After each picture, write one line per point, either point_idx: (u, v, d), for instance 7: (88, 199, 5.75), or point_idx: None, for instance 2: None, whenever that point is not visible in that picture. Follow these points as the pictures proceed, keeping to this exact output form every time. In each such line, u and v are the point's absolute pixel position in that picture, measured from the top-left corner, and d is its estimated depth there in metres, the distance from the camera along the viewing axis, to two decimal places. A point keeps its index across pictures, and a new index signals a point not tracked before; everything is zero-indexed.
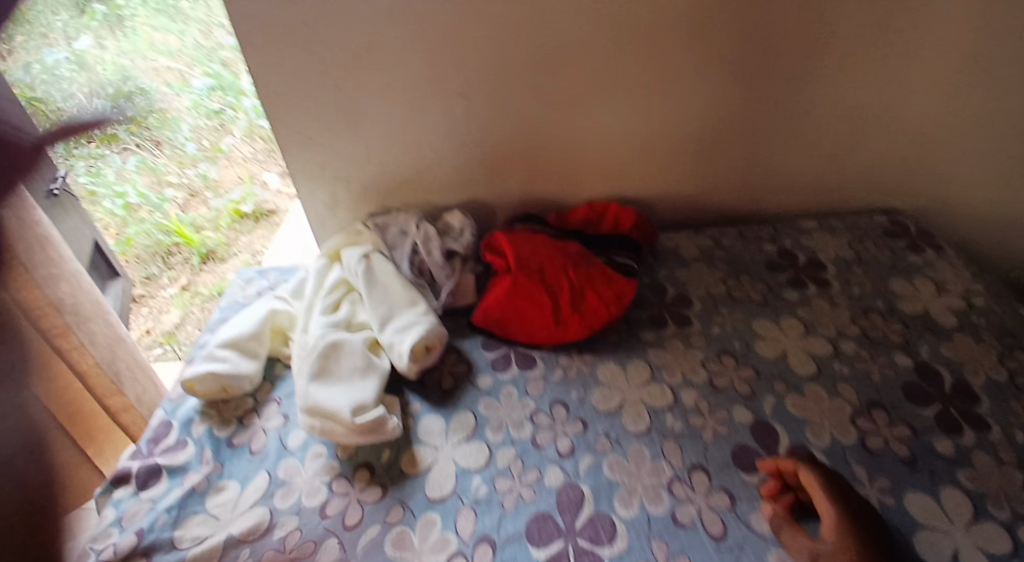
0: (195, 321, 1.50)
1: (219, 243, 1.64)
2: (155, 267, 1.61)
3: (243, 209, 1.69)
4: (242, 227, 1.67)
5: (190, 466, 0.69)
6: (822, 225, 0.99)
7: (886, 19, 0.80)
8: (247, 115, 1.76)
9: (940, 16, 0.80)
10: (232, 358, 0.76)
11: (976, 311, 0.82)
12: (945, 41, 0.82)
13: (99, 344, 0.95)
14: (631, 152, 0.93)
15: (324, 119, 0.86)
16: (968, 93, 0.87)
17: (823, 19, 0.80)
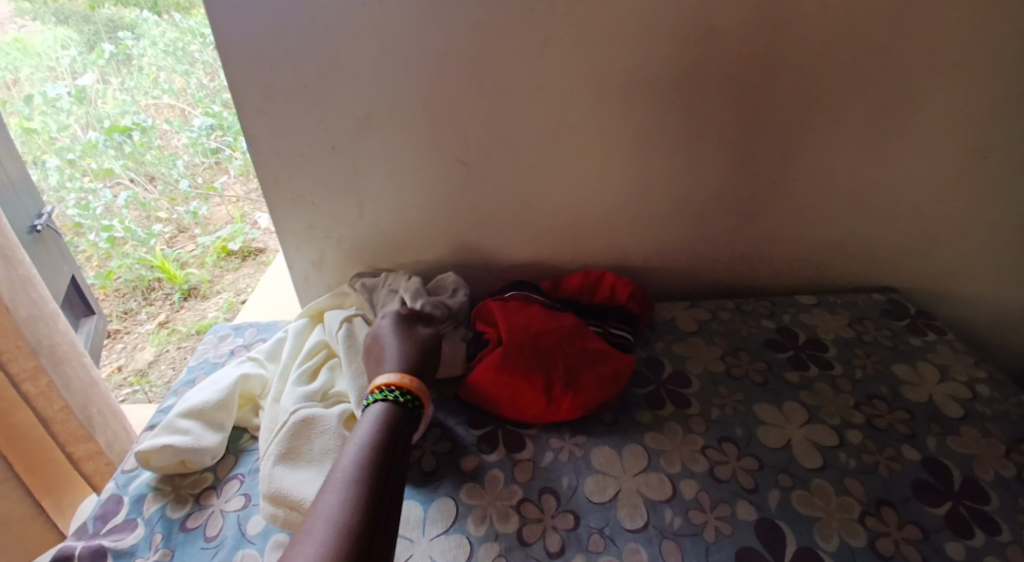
0: (170, 360, 1.43)
1: (203, 281, 1.58)
2: (134, 301, 1.54)
3: (230, 247, 1.64)
4: (227, 265, 1.63)
5: (137, 552, 0.58)
6: (822, 302, 0.97)
7: (888, 105, 0.81)
8: (243, 156, 1.72)
9: (941, 102, 0.81)
10: (193, 430, 0.65)
11: (980, 400, 0.80)
12: (946, 127, 0.83)
13: (73, 389, 0.90)
14: (633, 220, 0.90)
15: (319, 179, 0.82)
16: (969, 176, 0.87)
17: (826, 100, 0.80)
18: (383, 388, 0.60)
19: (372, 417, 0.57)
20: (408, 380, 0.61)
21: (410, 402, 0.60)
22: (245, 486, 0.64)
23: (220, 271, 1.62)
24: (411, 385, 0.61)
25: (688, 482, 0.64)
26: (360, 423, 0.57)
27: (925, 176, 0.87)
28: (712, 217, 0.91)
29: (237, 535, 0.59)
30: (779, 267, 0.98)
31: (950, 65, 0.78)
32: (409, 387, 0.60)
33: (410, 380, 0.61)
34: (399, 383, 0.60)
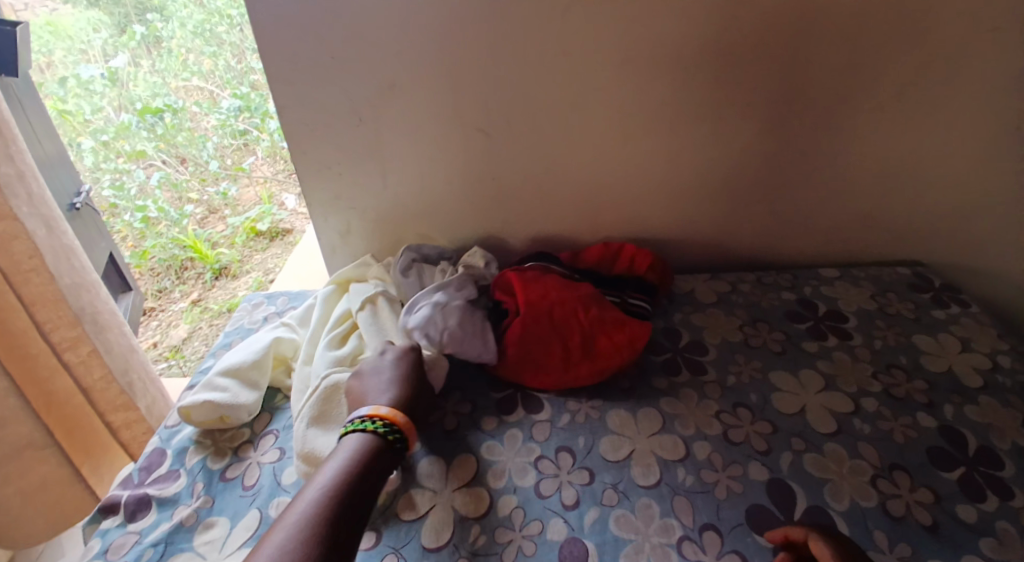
0: (202, 336, 1.51)
1: (233, 260, 1.65)
2: (167, 280, 1.61)
3: (259, 227, 1.70)
4: (256, 245, 1.70)
5: (180, 499, 0.62)
6: (843, 275, 0.96)
7: (919, 72, 0.80)
8: (270, 137, 1.76)
9: (971, 70, 0.79)
10: (231, 388, 0.69)
11: (1002, 371, 0.80)
12: (977, 95, 0.81)
13: (115, 354, 0.95)
14: (652, 192, 0.91)
15: (345, 149, 0.84)
16: (1001, 147, 0.85)
17: (850, 69, 0.79)
18: (366, 418, 0.60)
19: (352, 446, 0.58)
20: (396, 417, 0.61)
21: (397, 439, 0.60)
22: (279, 441, 0.68)
23: (249, 251, 1.69)
24: (399, 423, 0.60)
25: (701, 443, 0.66)
26: (331, 460, 0.57)
27: (955, 146, 0.86)
28: (733, 189, 0.91)
29: (272, 485, 0.63)
30: (799, 239, 0.98)
31: (985, 29, 0.76)
32: (394, 423, 0.60)
33: (398, 416, 0.61)
34: (387, 415, 0.61)
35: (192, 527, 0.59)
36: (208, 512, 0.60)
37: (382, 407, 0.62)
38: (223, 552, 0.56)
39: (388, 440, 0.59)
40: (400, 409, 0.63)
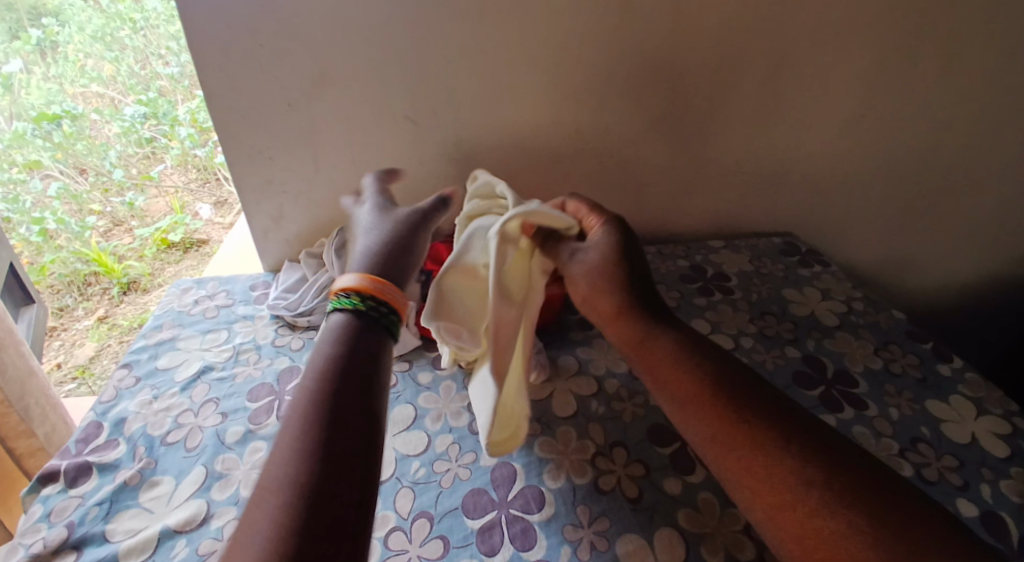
0: (110, 354, 1.38)
1: (143, 273, 1.49)
2: (70, 297, 1.49)
3: (170, 238, 1.53)
4: (169, 257, 1.52)
5: (122, 464, 0.63)
6: (728, 245, 1.11)
7: (794, 68, 0.91)
8: (182, 145, 1.65)
9: (831, 75, 0.92)
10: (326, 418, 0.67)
11: (855, 313, 0.96)
12: (838, 95, 0.95)
13: (8, 377, 0.97)
14: (566, 180, 1.00)
15: (276, 134, 0.88)
16: (858, 138, 1.00)
17: (731, 71, 0.90)
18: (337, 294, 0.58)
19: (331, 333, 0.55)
20: (363, 281, 0.58)
21: (375, 306, 0.57)
22: (221, 407, 0.69)
23: (161, 264, 1.53)
24: (371, 288, 0.57)
25: (612, 381, 0.76)
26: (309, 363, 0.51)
27: (823, 134, 0.99)
28: (638, 173, 1.01)
29: (216, 443, 0.64)
30: (696, 220, 1.10)
31: (839, 38, 0.89)
32: (357, 289, 0.57)
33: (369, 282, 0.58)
34: (355, 283, 0.58)
35: (137, 486, 0.60)
36: (152, 472, 0.62)
37: (346, 275, 0.59)
38: (171, 505, 0.58)
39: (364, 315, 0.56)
40: (371, 277, 0.59)
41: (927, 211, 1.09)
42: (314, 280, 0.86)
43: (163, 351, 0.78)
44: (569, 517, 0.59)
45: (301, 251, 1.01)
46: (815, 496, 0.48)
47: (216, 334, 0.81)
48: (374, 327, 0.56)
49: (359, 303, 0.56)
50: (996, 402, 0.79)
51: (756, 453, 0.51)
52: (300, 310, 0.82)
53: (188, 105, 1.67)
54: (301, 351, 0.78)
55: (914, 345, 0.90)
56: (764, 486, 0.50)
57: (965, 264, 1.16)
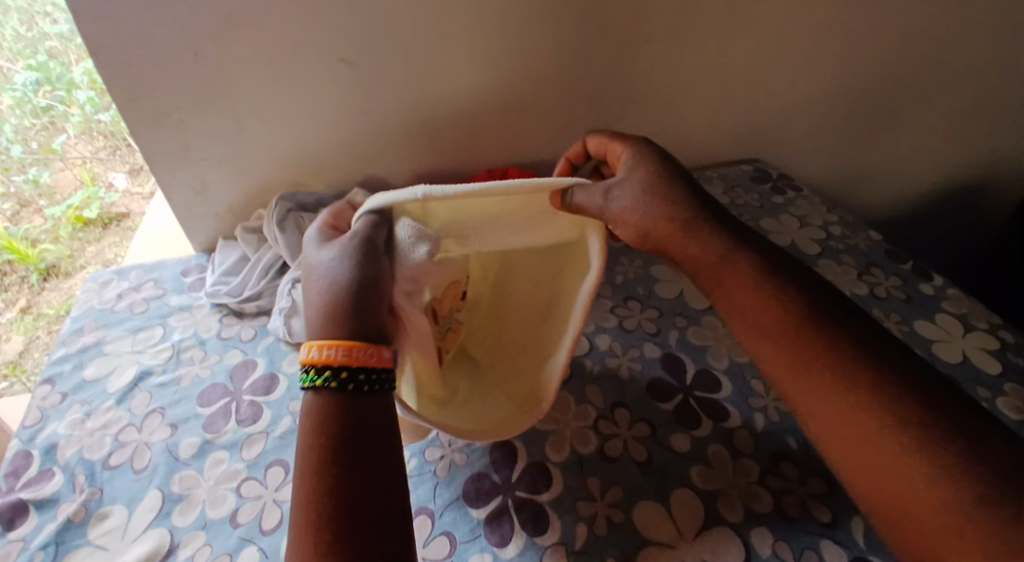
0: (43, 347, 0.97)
1: (62, 256, 1.05)
2: None
3: (84, 215, 1.08)
4: (85, 235, 1.09)
5: (61, 498, 0.54)
6: (700, 177, 1.05)
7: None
8: (82, 110, 1.06)
9: None
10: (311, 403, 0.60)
11: (834, 239, 0.94)
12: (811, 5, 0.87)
13: None
14: (529, 120, 0.90)
15: (186, 91, 0.74)
16: (828, 52, 0.94)
17: None
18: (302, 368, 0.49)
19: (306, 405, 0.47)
20: (323, 352, 0.48)
21: (347, 378, 0.47)
22: (169, 417, 0.60)
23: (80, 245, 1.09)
24: (335, 357, 0.48)
25: (601, 337, 0.72)
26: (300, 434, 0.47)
27: (793, 50, 0.93)
28: (605, 105, 0.92)
29: (170, 460, 0.56)
30: (667, 153, 1.03)
31: None
32: (318, 362, 0.48)
33: (329, 348, 0.48)
34: (317, 355, 0.48)
35: (83, 522, 0.52)
36: (99, 503, 0.53)
37: (304, 346, 0.49)
38: (127, 538, 0.51)
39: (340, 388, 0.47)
40: (333, 344, 0.48)
41: (892, 120, 1.06)
42: (256, 260, 0.76)
43: (89, 359, 0.67)
44: (580, 492, 0.55)
45: (237, 225, 0.89)
46: (900, 423, 0.44)
47: (150, 331, 0.70)
48: (359, 396, 0.47)
49: (330, 378, 0.47)
50: (980, 317, 0.79)
51: (846, 389, 0.46)
52: (245, 296, 0.73)
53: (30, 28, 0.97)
54: (253, 342, 0.69)
55: (893, 266, 0.89)
56: (846, 424, 0.46)
57: (924, 170, 1.16)
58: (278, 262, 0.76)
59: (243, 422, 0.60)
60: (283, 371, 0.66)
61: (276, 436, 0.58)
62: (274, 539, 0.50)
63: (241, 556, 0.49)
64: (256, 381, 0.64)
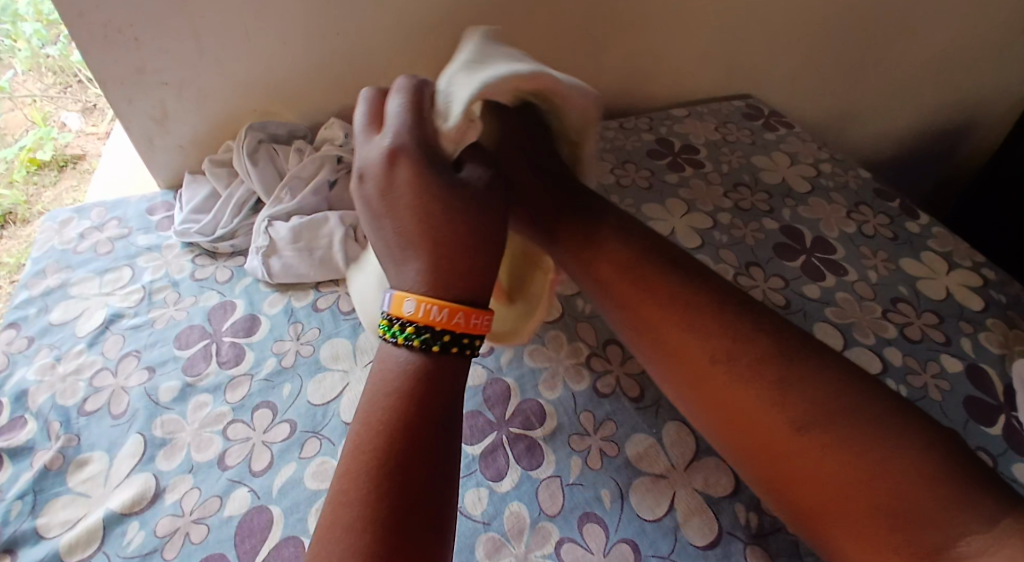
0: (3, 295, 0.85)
1: (17, 201, 0.92)
2: None
3: (39, 156, 0.96)
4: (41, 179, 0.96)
5: (36, 445, 0.51)
6: (690, 112, 1.02)
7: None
8: (29, 45, 1.00)
9: None
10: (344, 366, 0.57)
11: (824, 176, 0.92)
12: None
13: None
14: (515, 45, 0.85)
15: (135, 3, 0.66)
16: None
17: None
18: (393, 320, 0.41)
19: (383, 362, 0.41)
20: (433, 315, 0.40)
21: (465, 344, 0.42)
22: (145, 361, 0.58)
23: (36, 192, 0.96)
24: (439, 321, 0.40)
25: None
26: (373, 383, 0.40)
27: None
28: (595, 31, 0.87)
29: (149, 405, 0.54)
30: (658, 85, 0.99)
31: None
32: (431, 322, 0.40)
33: (442, 311, 0.40)
34: (423, 313, 0.40)
35: (62, 469, 0.50)
36: (77, 450, 0.51)
37: (408, 299, 0.40)
38: (111, 483, 0.49)
39: (435, 351, 0.40)
40: (442, 306, 0.40)
41: (884, 53, 1.04)
42: (228, 195, 0.71)
43: (53, 302, 0.63)
44: (574, 427, 0.55)
45: (203, 158, 0.83)
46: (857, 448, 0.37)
47: (118, 273, 0.66)
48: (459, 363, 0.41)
49: (430, 341, 0.40)
50: (965, 255, 0.80)
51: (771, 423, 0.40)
52: (218, 234, 0.69)
53: None
54: (230, 283, 0.66)
55: (882, 204, 0.88)
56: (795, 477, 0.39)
57: (911, 106, 1.15)
58: (252, 198, 0.72)
59: (225, 364, 0.58)
60: (264, 312, 0.63)
61: (261, 379, 0.56)
62: (265, 481, 0.49)
63: (232, 497, 0.48)
64: (236, 323, 0.62)
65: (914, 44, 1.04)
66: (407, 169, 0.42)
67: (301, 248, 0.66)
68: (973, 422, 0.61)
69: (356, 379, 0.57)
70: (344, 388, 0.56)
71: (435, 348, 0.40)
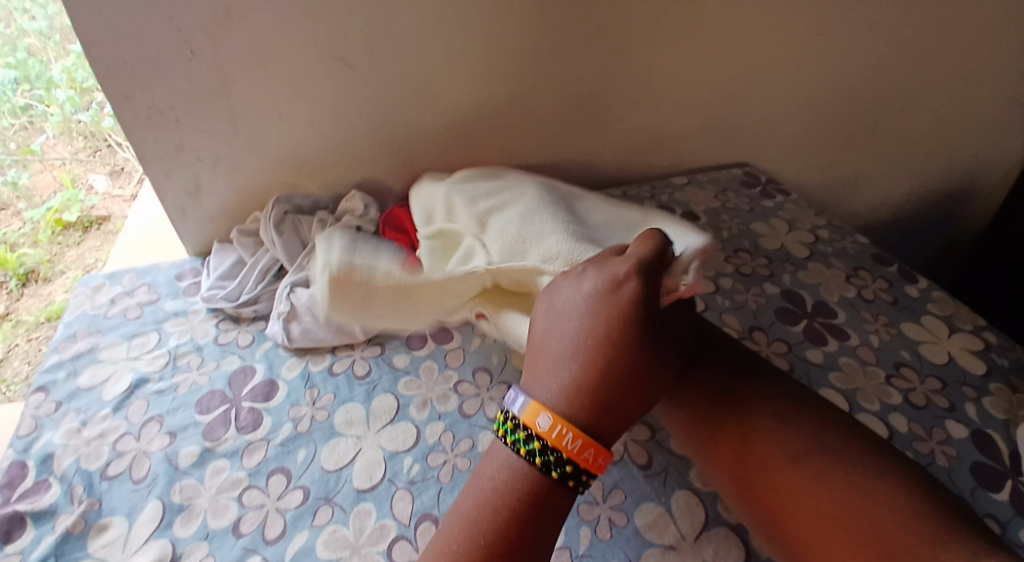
0: (23, 353, 0.90)
1: (41, 260, 0.98)
2: None
3: (65, 219, 1.02)
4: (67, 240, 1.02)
5: (59, 508, 0.53)
6: (691, 181, 1.07)
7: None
8: (62, 110, 1.05)
9: None
10: (359, 432, 0.59)
11: (823, 242, 0.95)
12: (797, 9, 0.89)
13: None
14: (525, 121, 0.90)
15: (178, 89, 0.73)
16: (813, 56, 0.96)
17: None
18: (522, 427, 0.46)
19: (503, 465, 0.46)
20: (567, 444, 0.44)
21: (579, 479, 0.45)
22: (166, 425, 0.60)
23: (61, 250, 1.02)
24: (569, 449, 0.44)
25: None
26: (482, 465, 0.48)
27: (782, 52, 0.94)
28: (601, 109, 0.93)
29: (169, 470, 0.56)
30: (660, 155, 1.04)
31: None
32: (547, 441, 0.44)
33: (573, 443, 0.44)
34: (557, 435, 0.44)
35: (82, 533, 0.51)
36: (98, 514, 0.53)
37: (545, 415, 0.45)
38: (127, 549, 0.50)
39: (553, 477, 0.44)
40: (576, 435, 0.44)
41: (876, 125, 1.09)
42: (253, 263, 0.75)
43: (82, 366, 0.66)
44: (582, 495, 0.56)
45: (230, 227, 0.88)
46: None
47: (145, 338, 0.70)
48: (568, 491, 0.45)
49: (551, 464, 0.44)
50: (965, 319, 0.81)
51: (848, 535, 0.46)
52: (242, 299, 0.72)
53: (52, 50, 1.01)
54: (251, 348, 0.69)
55: (881, 269, 0.90)
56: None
57: (907, 174, 1.19)
58: (275, 265, 0.76)
59: (243, 429, 0.59)
60: (282, 377, 0.65)
61: (277, 444, 0.58)
62: (278, 549, 0.50)
63: None
64: (255, 387, 0.64)
65: (904, 117, 1.09)
66: (621, 297, 0.47)
67: (321, 313, 0.69)
68: (980, 488, 0.61)
69: (370, 446, 0.58)
70: (357, 454, 0.57)
71: (554, 474, 0.44)
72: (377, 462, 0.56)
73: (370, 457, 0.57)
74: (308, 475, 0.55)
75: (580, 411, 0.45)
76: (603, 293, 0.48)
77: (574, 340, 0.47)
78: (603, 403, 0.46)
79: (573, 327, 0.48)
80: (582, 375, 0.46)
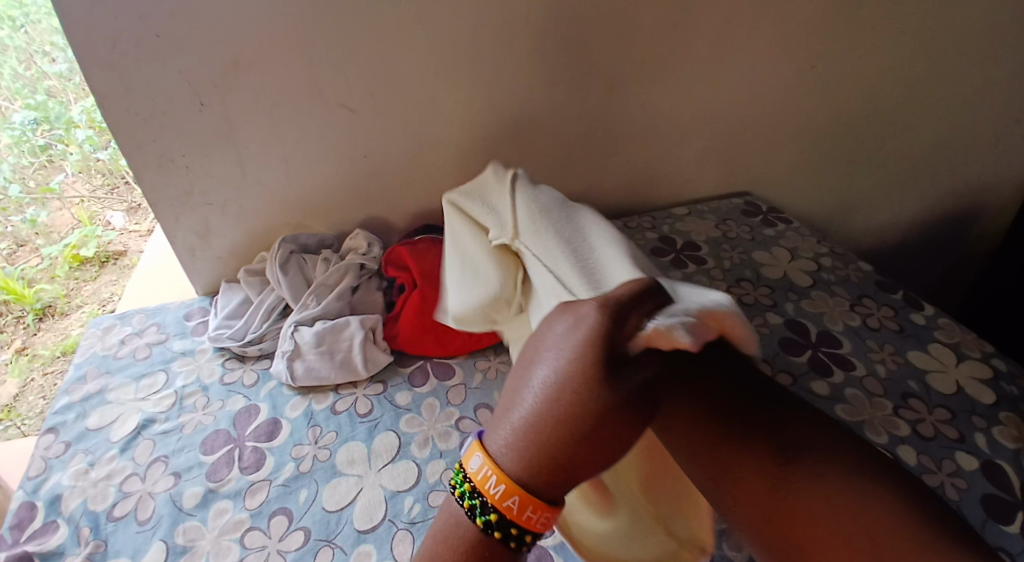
0: (40, 390, 0.92)
1: (58, 295, 1.01)
2: None
3: (83, 254, 1.05)
4: (83, 274, 1.05)
5: (66, 550, 0.54)
6: (692, 211, 1.08)
7: (747, 14, 0.86)
8: (81, 149, 1.06)
9: (780, 24, 0.89)
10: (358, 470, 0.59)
11: (825, 270, 0.95)
12: (787, 44, 0.91)
13: None
14: (525, 157, 0.92)
15: (189, 137, 0.76)
16: (807, 88, 0.98)
17: (682, 24, 0.85)
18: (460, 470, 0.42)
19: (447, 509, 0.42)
20: (489, 489, 0.39)
21: (512, 533, 0.40)
22: (172, 466, 0.61)
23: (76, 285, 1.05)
24: (493, 495, 0.40)
25: None
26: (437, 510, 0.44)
27: (775, 85, 0.96)
28: (599, 144, 0.95)
29: (173, 511, 0.56)
30: (661, 187, 1.06)
31: None
32: (474, 484, 0.40)
33: (497, 488, 0.40)
34: (482, 477, 0.40)
35: None
36: (104, 556, 0.53)
37: (476, 456, 0.41)
38: None
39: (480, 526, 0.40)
40: (502, 481, 0.40)
41: (876, 152, 1.10)
42: (259, 302, 0.77)
43: (91, 407, 0.67)
44: None
45: (238, 267, 0.90)
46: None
47: (152, 378, 0.71)
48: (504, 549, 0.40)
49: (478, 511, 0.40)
50: (973, 346, 0.81)
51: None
52: (248, 338, 0.73)
53: (82, 95, 1.02)
54: (256, 386, 0.70)
55: (885, 296, 0.90)
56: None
57: (911, 199, 1.19)
58: (280, 304, 0.77)
59: (246, 469, 0.60)
60: (286, 416, 0.66)
61: (279, 484, 0.58)
62: None
63: None
64: (259, 427, 0.65)
65: (903, 144, 1.09)
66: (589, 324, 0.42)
67: (324, 352, 0.70)
68: (991, 521, 0.60)
69: (371, 486, 0.58)
70: (357, 495, 0.57)
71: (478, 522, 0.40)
72: (377, 502, 0.56)
73: (371, 497, 0.57)
74: (309, 517, 0.56)
75: (528, 461, 0.39)
76: (575, 333, 0.42)
77: (536, 389, 0.41)
78: (557, 456, 0.39)
79: (540, 375, 0.41)
80: (538, 426, 0.39)
